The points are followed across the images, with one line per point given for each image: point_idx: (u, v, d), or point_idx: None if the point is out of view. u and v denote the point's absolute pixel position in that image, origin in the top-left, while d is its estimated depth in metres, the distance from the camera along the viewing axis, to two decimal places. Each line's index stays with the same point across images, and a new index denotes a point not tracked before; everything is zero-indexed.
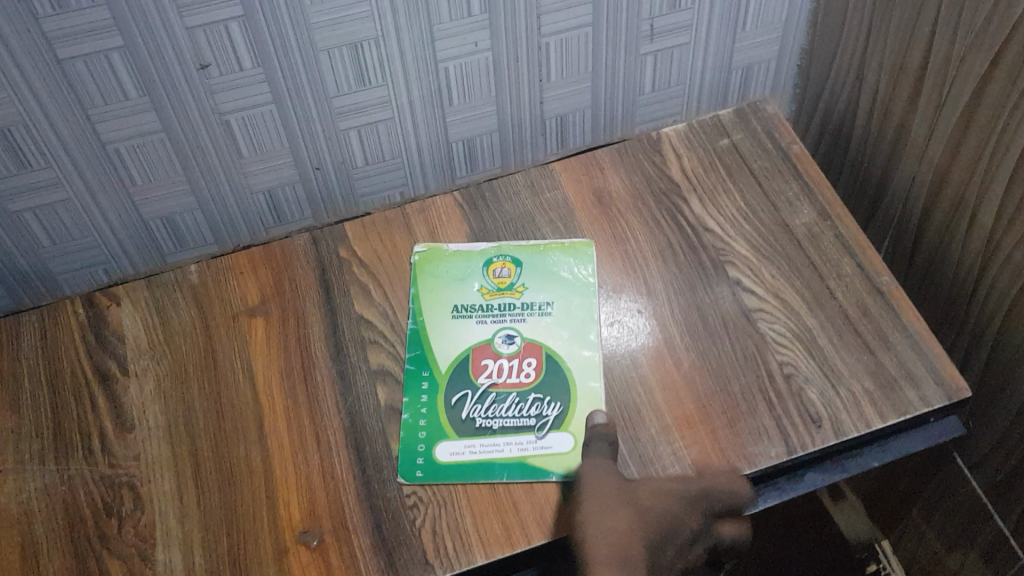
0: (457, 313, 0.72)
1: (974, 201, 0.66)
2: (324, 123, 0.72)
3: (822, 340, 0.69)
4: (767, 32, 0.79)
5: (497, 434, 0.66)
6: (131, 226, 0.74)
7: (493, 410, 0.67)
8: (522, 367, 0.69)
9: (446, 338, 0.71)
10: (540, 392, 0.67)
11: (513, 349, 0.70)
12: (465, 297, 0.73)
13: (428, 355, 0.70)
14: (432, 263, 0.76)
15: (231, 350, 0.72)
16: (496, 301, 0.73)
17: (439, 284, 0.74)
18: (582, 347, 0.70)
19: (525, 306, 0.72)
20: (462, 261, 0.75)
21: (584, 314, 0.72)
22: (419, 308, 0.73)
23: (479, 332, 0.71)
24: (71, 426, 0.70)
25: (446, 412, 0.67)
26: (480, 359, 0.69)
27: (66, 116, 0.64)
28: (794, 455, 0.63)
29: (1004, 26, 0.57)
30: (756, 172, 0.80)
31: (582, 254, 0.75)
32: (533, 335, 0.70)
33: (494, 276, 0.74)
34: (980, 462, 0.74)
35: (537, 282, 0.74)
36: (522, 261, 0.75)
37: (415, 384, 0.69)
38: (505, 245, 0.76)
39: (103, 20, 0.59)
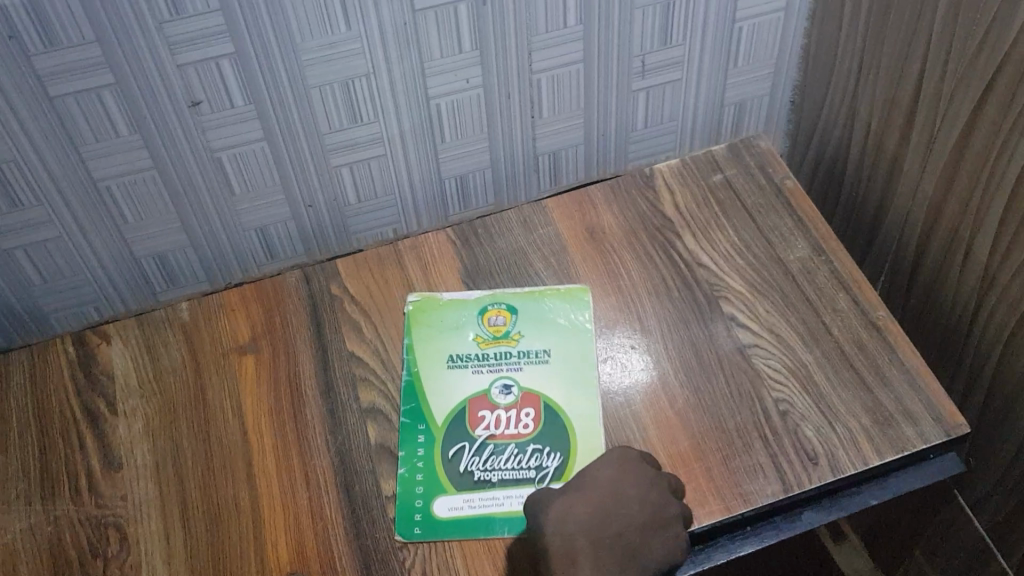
0: (453, 364, 0.71)
1: (968, 233, 0.65)
2: (316, 160, 0.72)
3: (818, 376, 0.68)
4: (758, 68, 0.80)
5: (497, 487, 0.64)
6: (122, 264, 0.74)
7: (492, 462, 0.65)
8: (520, 417, 0.68)
9: (442, 389, 0.70)
10: (539, 443, 0.66)
11: (510, 399, 0.69)
12: (461, 346, 0.72)
13: (424, 408, 0.69)
14: (425, 312, 0.74)
15: (221, 388, 0.72)
16: (492, 350, 0.72)
17: (434, 334, 0.73)
18: (581, 394, 0.69)
19: (522, 353, 0.71)
20: (456, 310, 0.74)
21: (581, 361, 0.70)
22: (415, 359, 0.72)
23: (477, 382, 0.70)
24: (58, 466, 0.69)
25: (443, 466, 0.66)
26: (477, 411, 0.68)
27: (57, 153, 0.64)
28: (791, 493, 0.62)
29: (994, 59, 0.57)
30: (749, 208, 0.79)
31: (579, 300, 0.74)
32: (531, 383, 0.69)
33: (489, 323, 0.73)
34: (981, 500, 0.73)
35: (533, 329, 0.73)
36: (518, 307, 0.74)
37: (411, 437, 0.67)
38: (499, 293, 0.75)
39: (94, 57, 0.59)
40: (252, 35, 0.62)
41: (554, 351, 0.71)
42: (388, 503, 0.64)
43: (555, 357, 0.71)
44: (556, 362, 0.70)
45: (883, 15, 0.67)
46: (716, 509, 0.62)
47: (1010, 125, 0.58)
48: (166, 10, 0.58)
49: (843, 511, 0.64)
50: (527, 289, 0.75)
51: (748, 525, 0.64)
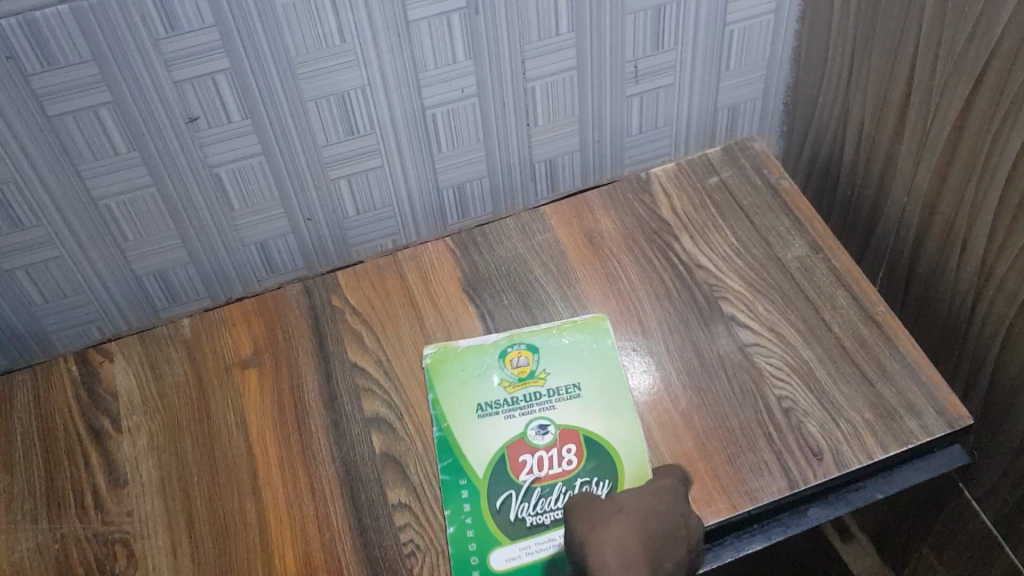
0: (483, 412, 0.68)
1: (964, 227, 0.66)
2: (314, 173, 0.73)
3: (819, 373, 0.69)
4: (751, 71, 0.80)
5: (552, 528, 0.62)
6: (123, 282, 0.74)
7: (542, 505, 0.63)
8: (562, 454, 0.66)
9: (477, 440, 0.67)
10: (586, 477, 0.64)
11: (548, 439, 0.66)
12: (487, 393, 0.69)
13: (462, 462, 0.66)
14: (444, 363, 0.72)
15: (225, 403, 0.72)
16: (520, 393, 0.69)
17: (457, 384, 0.70)
18: (620, 424, 0.67)
19: (552, 392, 0.69)
20: (476, 355, 0.72)
21: (614, 392, 0.69)
22: (444, 414, 0.69)
23: (512, 426, 0.67)
24: (64, 485, 0.69)
25: (494, 518, 0.63)
26: (518, 456, 0.66)
27: (57, 173, 0.65)
28: (796, 489, 0.62)
29: (983, 52, 0.58)
30: (746, 209, 0.80)
31: (600, 333, 0.72)
32: (567, 420, 0.67)
33: (512, 365, 0.71)
34: (986, 493, 0.73)
35: (558, 366, 0.71)
36: (540, 346, 0.72)
37: (454, 493, 0.65)
38: (516, 333, 0.73)
39: (91, 76, 0.60)
40: (247, 50, 0.62)
41: (586, 384, 0.69)
42: (394, 512, 0.64)
43: (586, 392, 0.69)
44: (589, 397, 0.68)
45: (872, 13, 0.68)
46: (722, 507, 0.62)
47: (1002, 116, 0.58)
48: (162, 27, 0.59)
49: (849, 506, 0.64)
50: (546, 329, 0.73)
51: (755, 523, 0.64)
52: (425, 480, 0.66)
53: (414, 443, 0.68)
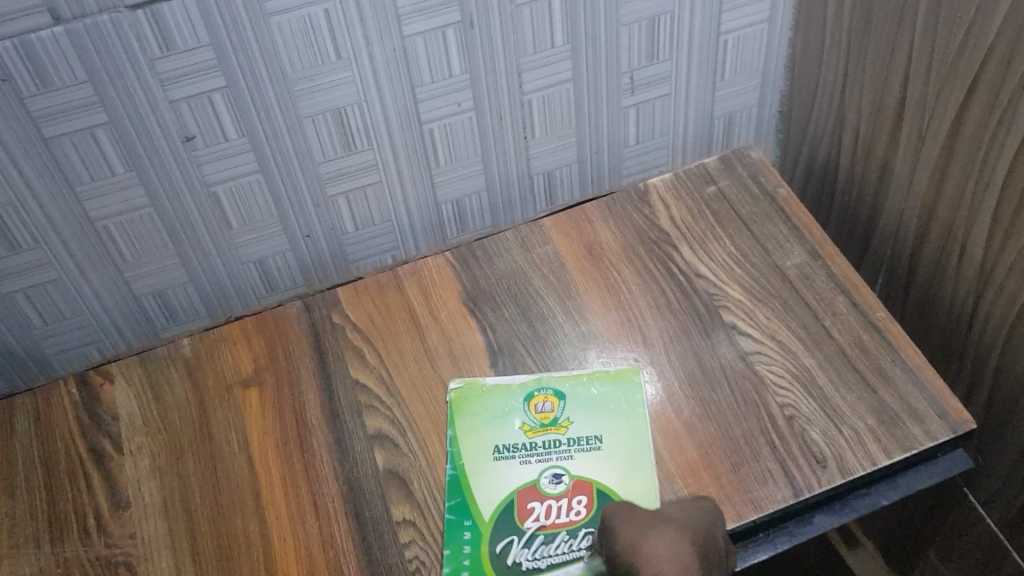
0: (500, 455, 0.66)
1: (963, 231, 0.66)
2: (312, 190, 0.73)
3: (822, 379, 0.68)
4: (746, 80, 0.80)
5: (547, 573, 0.61)
6: (122, 303, 0.74)
7: (541, 552, 0.62)
8: (571, 504, 0.64)
9: (489, 484, 0.65)
10: (592, 527, 0.63)
11: (561, 488, 0.65)
12: (507, 436, 0.67)
13: (470, 503, 0.64)
14: (467, 402, 0.70)
15: (226, 423, 0.72)
16: (541, 439, 0.67)
17: (478, 425, 0.68)
18: (638, 477, 0.64)
19: (574, 441, 0.67)
20: (502, 397, 0.70)
21: (638, 443, 0.66)
22: (460, 453, 0.67)
23: (526, 472, 0.65)
24: (66, 508, 0.68)
25: (491, 562, 0.61)
26: (526, 502, 0.64)
27: (54, 195, 0.64)
28: (801, 497, 0.62)
29: (977, 55, 0.58)
30: (745, 217, 0.80)
31: (633, 380, 0.70)
32: (582, 471, 0.65)
33: (536, 410, 0.69)
34: (992, 497, 0.72)
35: (584, 414, 0.68)
36: (567, 392, 0.70)
37: (456, 534, 0.63)
38: (544, 376, 0.71)
39: (88, 98, 0.60)
40: (242, 68, 0.62)
41: (611, 434, 0.67)
42: (398, 529, 0.64)
43: (610, 443, 0.67)
44: (611, 448, 0.66)
45: (866, 19, 0.68)
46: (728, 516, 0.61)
47: (997, 118, 0.58)
48: (157, 47, 0.59)
49: (854, 513, 0.64)
50: (574, 374, 0.71)
51: (761, 532, 0.63)
52: (429, 495, 0.65)
53: (417, 458, 0.68)
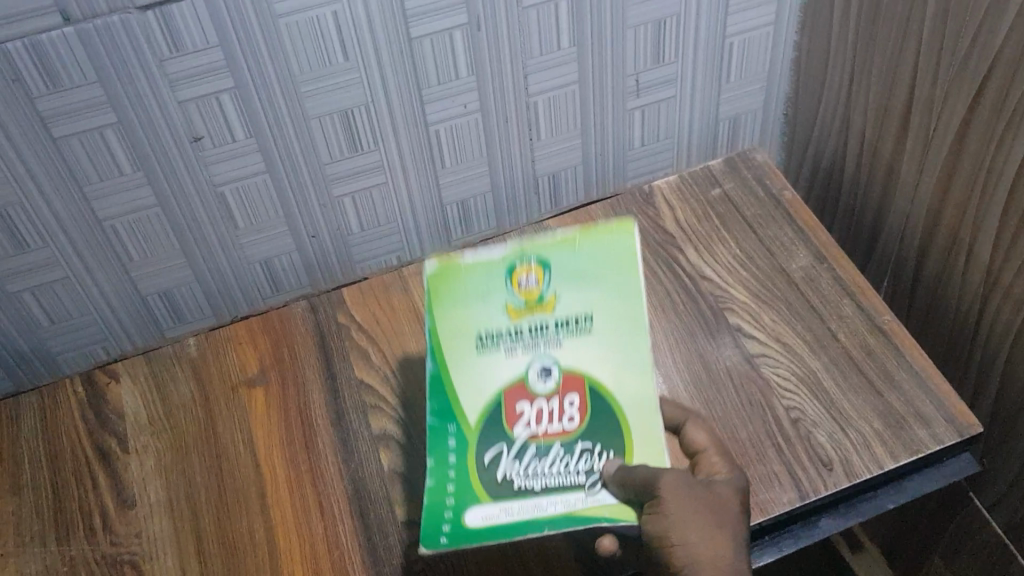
0: (482, 348, 0.55)
1: (969, 234, 0.66)
2: (319, 191, 0.73)
3: (827, 382, 0.69)
4: (751, 83, 0.81)
5: (541, 493, 0.52)
6: (129, 302, 0.74)
7: (534, 468, 0.53)
8: (563, 406, 0.55)
9: (472, 386, 0.55)
10: (589, 441, 0.54)
11: (550, 386, 0.55)
12: (489, 325, 0.55)
13: (453, 403, 0.55)
14: (437, 271, 0.56)
15: (231, 423, 0.72)
16: (526, 321, 0.55)
17: (451, 303, 0.56)
18: (636, 381, 0.56)
19: (561, 323, 0.55)
20: (477, 270, 0.55)
21: (634, 329, 0.56)
22: (434, 338, 0.56)
23: (512, 367, 0.55)
24: (72, 507, 0.69)
25: (478, 473, 0.54)
26: (514, 404, 0.55)
27: (62, 194, 0.65)
28: (807, 500, 0.62)
29: (985, 58, 0.58)
30: (750, 219, 0.80)
31: (625, 250, 0.55)
32: (575, 362, 0.55)
33: (519, 286, 0.55)
34: (998, 501, 0.72)
35: (574, 292, 0.55)
36: (555, 261, 0.55)
37: (439, 442, 0.55)
38: (525, 243, 0.55)
39: (96, 98, 0.60)
40: (250, 68, 0.62)
41: (602, 319, 0.56)
42: (404, 529, 0.64)
43: (604, 327, 0.56)
44: (607, 335, 0.56)
45: (872, 22, 0.68)
46: None
47: (1005, 122, 0.58)
48: (166, 48, 0.59)
49: (859, 516, 0.64)
50: (563, 252, 0.55)
51: (768, 535, 0.63)
52: None
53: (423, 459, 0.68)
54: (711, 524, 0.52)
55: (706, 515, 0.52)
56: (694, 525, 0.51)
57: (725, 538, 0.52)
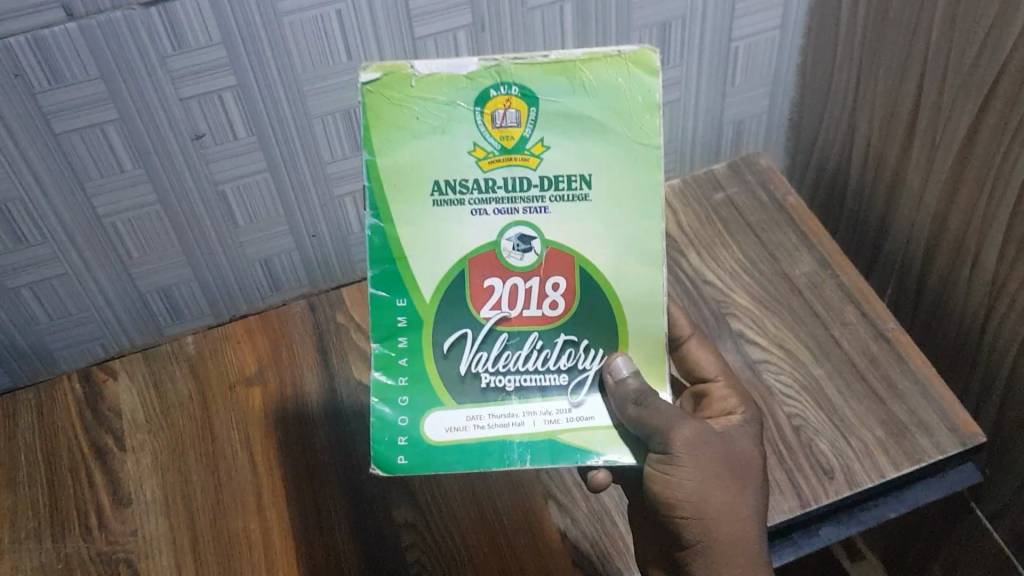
0: (439, 196, 0.49)
1: (974, 244, 0.65)
2: (320, 190, 0.72)
3: (829, 389, 0.69)
4: (756, 87, 0.80)
5: (515, 401, 0.51)
6: (127, 299, 0.74)
7: (505, 363, 0.51)
8: (546, 289, 0.50)
9: (429, 255, 0.49)
10: (572, 333, 0.51)
11: (530, 262, 0.50)
12: (451, 168, 0.48)
13: (403, 273, 0.50)
14: (390, 98, 0.48)
15: (229, 423, 0.72)
16: (500, 173, 0.48)
17: (405, 141, 0.48)
18: (636, 267, 0.50)
19: (547, 182, 0.48)
20: (441, 98, 0.48)
21: (641, 197, 0.49)
22: (383, 183, 0.48)
23: (480, 230, 0.49)
24: (67, 504, 0.68)
25: (436, 364, 0.50)
26: (483, 280, 0.50)
27: (62, 190, 0.64)
28: (809, 508, 0.63)
29: (993, 65, 0.58)
30: (754, 225, 0.80)
31: (639, 94, 0.48)
32: (561, 237, 0.49)
33: (493, 124, 0.48)
34: (999, 509, 0.71)
35: (564, 138, 0.48)
36: (542, 95, 0.48)
37: (389, 315, 0.50)
38: (508, 71, 0.47)
39: (98, 94, 0.60)
40: (253, 66, 0.62)
41: (604, 178, 0.49)
42: (400, 532, 0.65)
43: (605, 193, 0.49)
44: (603, 200, 0.49)
45: (880, 27, 0.68)
46: None
47: (1011, 132, 0.58)
48: (169, 44, 0.59)
49: (859, 527, 0.65)
50: (561, 93, 0.48)
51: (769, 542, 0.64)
52: (432, 500, 0.67)
53: None
54: (735, 492, 0.54)
55: (731, 481, 0.54)
56: (717, 496, 0.53)
57: (746, 505, 0.54)
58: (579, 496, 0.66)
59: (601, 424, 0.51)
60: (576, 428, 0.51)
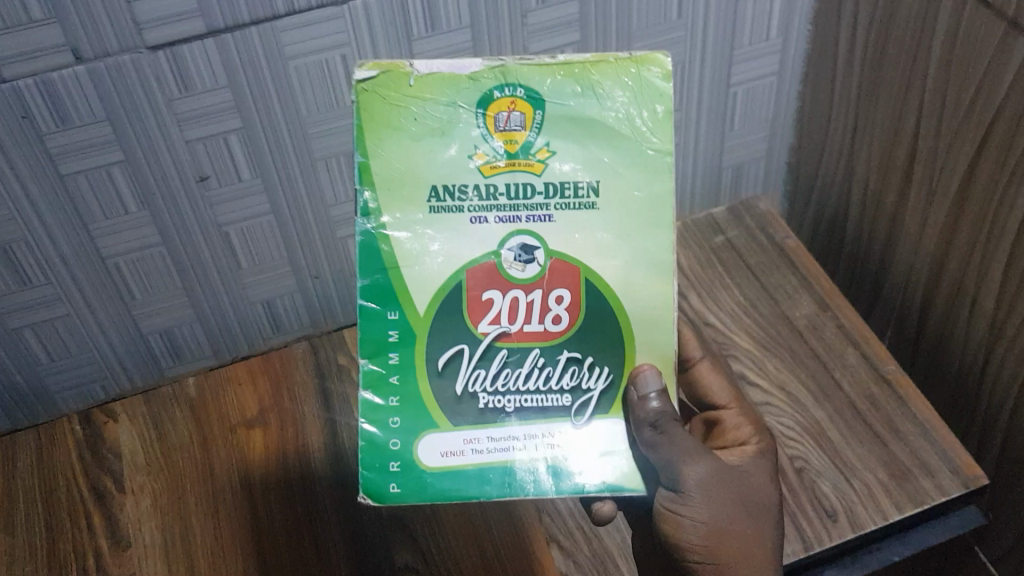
0: (437, 201, 0.50)
1: (973, 286, 0.65)
2: (322, 232, 0.73)
3: (831, 431, 0.70)
4: (754, 131, 0.81)
5: (514, 423, 0.51)
6: (129, 341, 0.74)
7: (506, 382, 0.51)
8: (548, 302, 0.51)
9: (423, 268, 0.50)
10: (576, 350, 0.51)
11: (532, 273, 0.50)
12: (450, 173, 0.49)
13: (394, 286, 0.50)
14: (392, 98, 0.49)
15: (228, 464, 0.71)
16: (501, 178, 0.49)
17: (405, 142, 0.49)
18: (645, 281, 0.51)
19: (553, 191, 0.49)
20: (442, 98, 0.49)
21: (649, 206, 0.50)
22: (379, 186, 0.49)
23: (479, 239, 0.50)
24: (66, 547, 0.68)
25: (428, 380, 0.51)
26: (482, 293, 0.50)
27: (66, 230, 0.65)
28: (812, 551, 0.63)
29: (989, 108, 0.59)
30: (754, 268, 0.81)
31: (648, 97, 0.50)
32: (566, 249, 0.50)
33: (496, 126, 0.49)
34: (1005, 555, 0.70)
35: (569, 141, 0.49)
36: (547, 100, 0.49)
37: (379, 329, 0.50)
38: (513, 72, 0.49)
39: (104, 135, 0.60)
40: (259, 109, 0.63)
41: (612, 184, 0.50)
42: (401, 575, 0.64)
43: (613, 199, 0.50)
44: (606, 214, 0.50)
45: (877, 72, 0.69)
46: None
47: (1008, 173, 0.59)
48: (176, 87, 0.60)
49: (864, 569, 0.64)
50: (569, 94, 0.49)
51: None
52: (433, 543, 0.66)
53: (422, 506, 0.68)
54: (747, 532, 0.56)
55: (743, 521, 0.56)
56: (730, 537, 0.55)
57: (759, 544, 0.56)
58: (581, 540, 0.66)
59: (602, 449, 0.51)
60: (578, 452, 0.51)
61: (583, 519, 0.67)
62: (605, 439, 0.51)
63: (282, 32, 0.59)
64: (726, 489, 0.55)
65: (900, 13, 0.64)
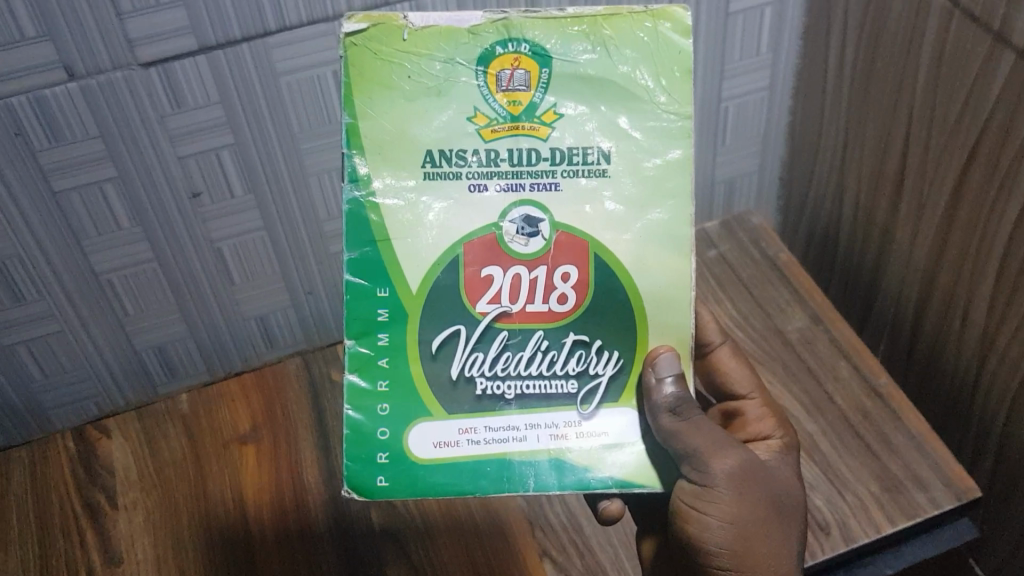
0: (432, 167, 0.50)
1: (963, 299, 0.66)
2: (316, 247, 0.73)
3: (824, 445, 0.70)
4: (746, 145, 0.81)
5: (517, 410, 0.51)
6: (122, 356, 0.74)
7: (508, 366, 0.51)
8: (553, 281, 0.51)
9: (419, 243, 0.50)
10: (583, 334, 0.51)
11: (536, 247, 0.50)
12: (446, 136, 0.50)
13: (387, 263, 0.50)
14: (383, 53, 0.49)
15: (222, 479, 0.71)
16: (501, 142, 0.50)
17: (397, 101, 0.50)
18: (660, 257, 0.51)
19: (561, 159, 0.50)
20: (439, 55, 0.49)
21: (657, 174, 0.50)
22: (369, 149, 0.50)
23: (480, 212, 0.50)
24: (58, 564, 0.67)
25: (421, 362, 0.51)
26: (482, 270, 0.50)
27: (61, 247, 0.65)
28: (807, 564, 0.63)
29: (976, 122, 0.59)
30: (746, 282, 0.81)
31: (662, 67, 0.50)
32: (570, 223, 0.50)
33: (500, 84, 0.49)
34: (1001, 568, 0.70)
35: (578, 104, 0.50)
36: (552, 58, 0.49)
37: (368, 308, 0.50)
38: (517, 26, 0.49)
39: (97, 152, 0.61)
40: (251, 124, 0.63)
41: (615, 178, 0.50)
42: None
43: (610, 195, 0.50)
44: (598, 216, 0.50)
45: (866, 85, 0.69)
46: None
47: (996, 186, 0.59)
48: (168, 104, 0.60)
49: None
50: (579, 53, 0.49)
51: None
52: (426, 559, 0.66)
53: (415, 522, 0.68)
54: (777, 537, 0.54)
55: (773, 523, 0.54)
56: (760, 542, 0.53)
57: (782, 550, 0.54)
58: (574, 555, 0.66)
59: (607, 443, 0.51)
60: (583, 445, 0.51)
61: (577, 535, 0.67)
62: (615, 430, 0.51)
63: (273, 48, 0.60)
64: (756, 487, 0.54)
65: (887, 29, 0.65)
